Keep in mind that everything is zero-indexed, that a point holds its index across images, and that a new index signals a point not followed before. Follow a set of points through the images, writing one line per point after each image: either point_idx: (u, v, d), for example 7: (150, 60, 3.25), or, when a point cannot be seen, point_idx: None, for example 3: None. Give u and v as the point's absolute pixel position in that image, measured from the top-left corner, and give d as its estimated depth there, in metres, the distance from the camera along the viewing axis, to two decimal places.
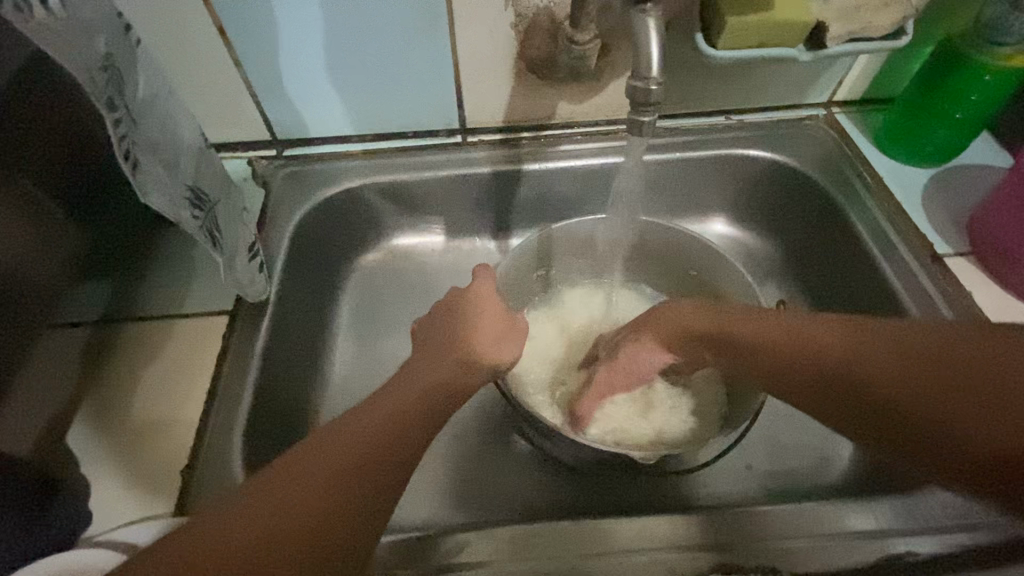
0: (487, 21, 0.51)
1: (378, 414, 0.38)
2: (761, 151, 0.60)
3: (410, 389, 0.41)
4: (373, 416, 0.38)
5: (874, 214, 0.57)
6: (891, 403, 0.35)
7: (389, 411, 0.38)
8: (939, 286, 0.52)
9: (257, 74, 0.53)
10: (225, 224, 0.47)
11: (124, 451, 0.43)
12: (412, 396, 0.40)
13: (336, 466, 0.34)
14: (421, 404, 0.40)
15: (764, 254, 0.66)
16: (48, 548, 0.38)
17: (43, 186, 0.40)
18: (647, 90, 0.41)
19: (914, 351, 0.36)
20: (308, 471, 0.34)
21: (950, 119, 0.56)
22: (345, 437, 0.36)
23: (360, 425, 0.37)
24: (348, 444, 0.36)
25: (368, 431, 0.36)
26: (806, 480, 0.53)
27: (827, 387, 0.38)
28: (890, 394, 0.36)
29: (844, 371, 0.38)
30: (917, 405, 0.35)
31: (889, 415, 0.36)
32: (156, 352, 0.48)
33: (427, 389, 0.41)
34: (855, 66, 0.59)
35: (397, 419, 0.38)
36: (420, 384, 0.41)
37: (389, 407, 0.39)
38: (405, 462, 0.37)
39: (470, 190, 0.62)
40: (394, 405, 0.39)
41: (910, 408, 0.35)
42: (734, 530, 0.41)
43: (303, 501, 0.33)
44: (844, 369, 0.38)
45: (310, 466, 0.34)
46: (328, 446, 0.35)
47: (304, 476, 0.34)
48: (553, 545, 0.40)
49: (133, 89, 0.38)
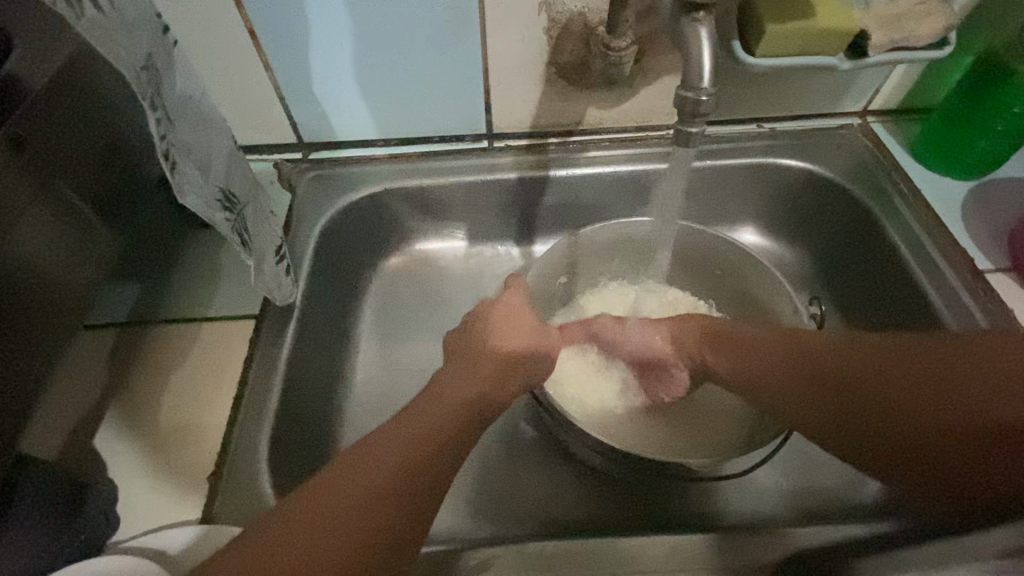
0: (522, 27, 0.50)
1: (378, 460, 0.35)
2: (794, 160, 0.59)
3: (411, 432, 0.37)
4: (373, 462, 0.35)
5: (911, 226, 0.55)
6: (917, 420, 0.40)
7: (383, 460, 0.35)
8: (981, 302, 0.50)
9: (286, 77, 0.53)
10: (254, 226, 0.47)
11: (150, 455, 0.43)
12: (406, 441, 0.36)
13: (332, 520, 0.32)
14: (455, 427, 0.38)
15: (794, 264, 0.64)
16: (81, 552, 0.37)
17: (76, 189, 0.40)
18: (698, 100, 0.40)
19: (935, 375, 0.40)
20: (304, 523, 0.32)
21: (992, 132, 0.54)
22: (337, 495, 0.33)
23: (350, 481, 0.34)
24: (345, 497, 0.33)
25: (368, 478, 0.34)
26: (838, 498, 0.52)
27: (854, 409, 0.41)
28: (916, 413, 0.40)
29: (872, 391, 0.41)
30: (939, 423, 0.39)
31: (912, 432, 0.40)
32: (182, 355, 0.48)
33: (432, 425, 0.38)
34: (891, 75, 0.58)
35: (392, 467, 0.35)
36: (428, 416, 0.38)
37: (388, 455, 0.35)
38: (422, 499, 0.35)
39: (496, 195, 0.61)
40: (395, 446, 0.36)
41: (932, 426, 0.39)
42: (770, 552, 0.40)
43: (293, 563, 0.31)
44: (872, 390, 0.41)
45: (300, 528, 0.32)
46: (318, 505, 0.33)
47: (350, 486, 0.33)
48: (585, 562, 0.40)
49: (171, 90, 0.38)
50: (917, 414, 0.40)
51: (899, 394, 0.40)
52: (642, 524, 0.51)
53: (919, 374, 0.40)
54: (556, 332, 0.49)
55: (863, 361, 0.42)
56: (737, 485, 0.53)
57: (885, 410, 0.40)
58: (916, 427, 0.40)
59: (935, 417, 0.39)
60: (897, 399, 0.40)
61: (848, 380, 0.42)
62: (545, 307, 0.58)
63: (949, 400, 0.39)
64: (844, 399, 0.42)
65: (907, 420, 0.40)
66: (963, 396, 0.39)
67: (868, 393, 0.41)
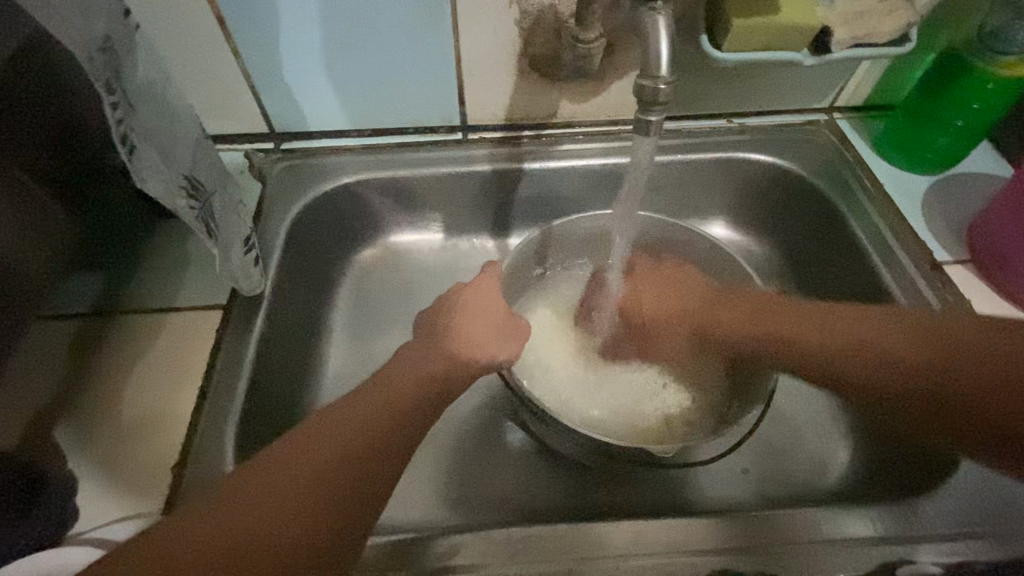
0: (493, 18, 0.50)
1: (321, 446, 0.35)
2: (762, 155, 0.60)
3: (363, 410, 0.37)
4: (325, 442, 0.35)
5: (873, 219, 0.57)
6: (929, 394, 0.39)
7: (326, 447, 0.35)
8: (938, 293, 0.52)
9: (257, 66, 0.53)
10: (222, 215, 0.46)
11: (110, 446, 0.42)
12: (362, 416, 0.37)
13: (276, 509, 0.32)
14: (403, 422, 0.38)
15: (762, 257, 0.66)
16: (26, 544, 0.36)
17: (27, 167, 0.38)
18: (656, 89, 0.40)
19: (949, 356, 0.39)
20: (239, 510, 0.32)
21: (951, 127, 0.56)
22: (282, 482, 0.33)
23: (293, 465, 0.34)
24: (276, 487, 0.33)
25: (318, 458, 0.34)
26: (803, 484, 0.53)
27: (870, 377, 0.41)
28: (924, 383, 0.39)
29: (885, 362, 0.41)
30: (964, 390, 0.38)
31: (927, 407, 0.39)
32: (147, 345, 0.47)
33: (386, 407, 0.38)
34: (857, 71, 0.59)
35: (328, 458, 0.34)
36: (380, 402, 0.38)
37: (338, 436, 0.35)
38: (363, 493, 0.34)
39: (470, 187, 0.62)
40: (319, 449, 0.34)
41: (942, 401, 0.38)
42: (743, 534, 0.40)
43: (242, 551, 0.30)
44: (888, 366, 0.40)
45: (216, 521, 0.31)
46: (257, 494, 0.32)
47: (293, 473, 0.33)
48: (552, 550, 0.40)
49: (131, 73, 0.38)
50: (930, 388, 0.39)
51: (912, 367, 0.40)
52: (616, 510, 0.51)
53: (934, 350, 0.39)
54: (527, 322, 0.50)
55: (878, 336, 0.42)
56: (706, 472, 0.54)
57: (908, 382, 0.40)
58: (927, 398, 0.39)
59: (961, 386, 0.38)
60: (918, 371, 0.39)
61: (863, 353, 0.42)
62: (519, 297, 0.58)
63: (968, 377, 0.38)
64: (856, 367, 0.42)
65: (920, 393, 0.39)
66: (983, 375, 0.38)
67: (883, 364, 0.41)
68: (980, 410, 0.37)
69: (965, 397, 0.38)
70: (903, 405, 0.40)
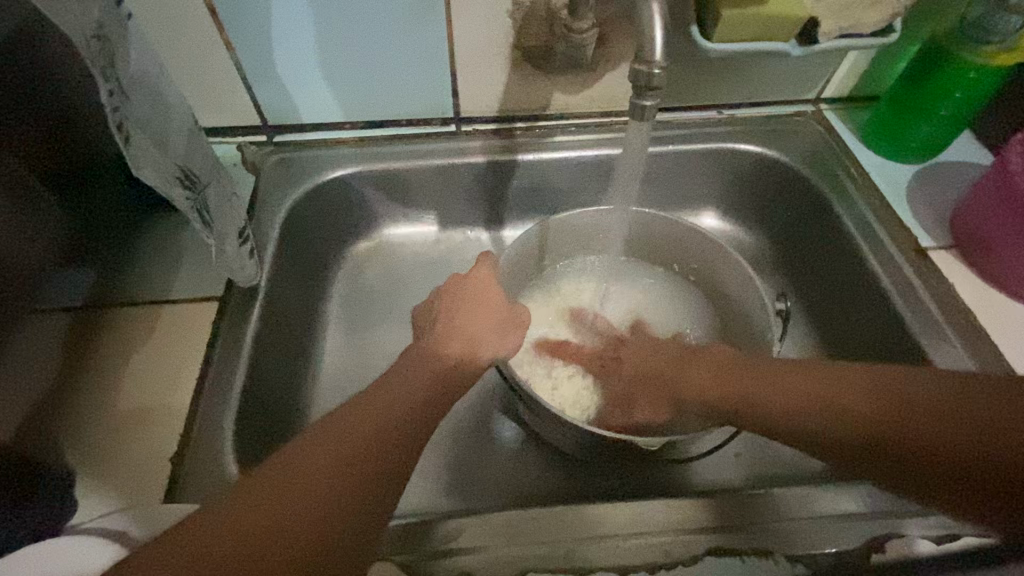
0: (486, 9, 0.51)
1: (346, 432, 0.36)
2: (752, 145, 0.61)
3: (382, 400, 0.39)
4: (349, 429, 0.36)
5: (861, 208, 0.58)
6: (931, 457, 0.34)
7: (350, 436, 0.35)
8: (923, 278, 0.53)
9: (249, 58, 0.53)
10: (217, 206, 0.46)
11: (109, 437, 0.42)
12: (379, 408, 0.38)
13: (301, 489, 0.32)
14: (420, 411, 0.39)
15: (752, 247, 0.67)
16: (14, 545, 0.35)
17: (24, 160, 0.38)
18: (650, 74, 0.41)
19: (950, 412, 0.34)
20: (247, 500, 0.32)
21: (935, 117, 0.57)
22: (308, 466, 0.33)
23: (321, 449, 0.34)
24: (299, 472, 0.33)
25: (345, 442, 0.35)
26: (795, 467, 0.54)
27: (858, 446, 0.37)
28: (904, 440, 0.35)
29: (864, 426, 0.36)
30: (943, 452, 0.34)
31: (927, 468, 0.34)
32: (144, 337, 0.47)
33: (396, 400, 0.39)
34: (843, 62, 0.60)
35: (359, 440, 0.35)
36: (388, 398, 0.39)
37: (362, 424, 0.36)
38: (385, 477, 0.35)
39: (464, 179, 0.62)
40: (341, 439, 0.35)
41: (943, 461, 0.34)
42: (741, 512, 0.41)
43: (264, 526, 0.31)
44: (872, 430, 0.36)
45: (231, 515, 0.31)
46: (279, 477, 0.33)
47: (322, 455, 0.34)
48: (552, 532, 0.40)
49: (126, 62, 0.38)
50: (928, 448, 0.34)
51: (891, 425, 0.35)
52: (608, 494, 0.52)
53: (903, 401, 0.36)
54: (528, 311, 0.51)
55: (866, 391, 0.37)
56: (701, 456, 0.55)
57: (887, 446, 0.35)
58: (914, 461, 0.35)
59: (939, 448, 0.34)
60: (891, 433, 0.35)
61: (838, 417, 0.37)
62: (518, 290, 0.58)
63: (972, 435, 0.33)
64: (841, 438, 0.37)
65: (901, 456, 0.35)
66: (968, 438, 0.33)
67: (863, 432, 0.36)
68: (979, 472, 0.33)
69: (945, 458, 0.34)
70: (889, 468, 0.36)
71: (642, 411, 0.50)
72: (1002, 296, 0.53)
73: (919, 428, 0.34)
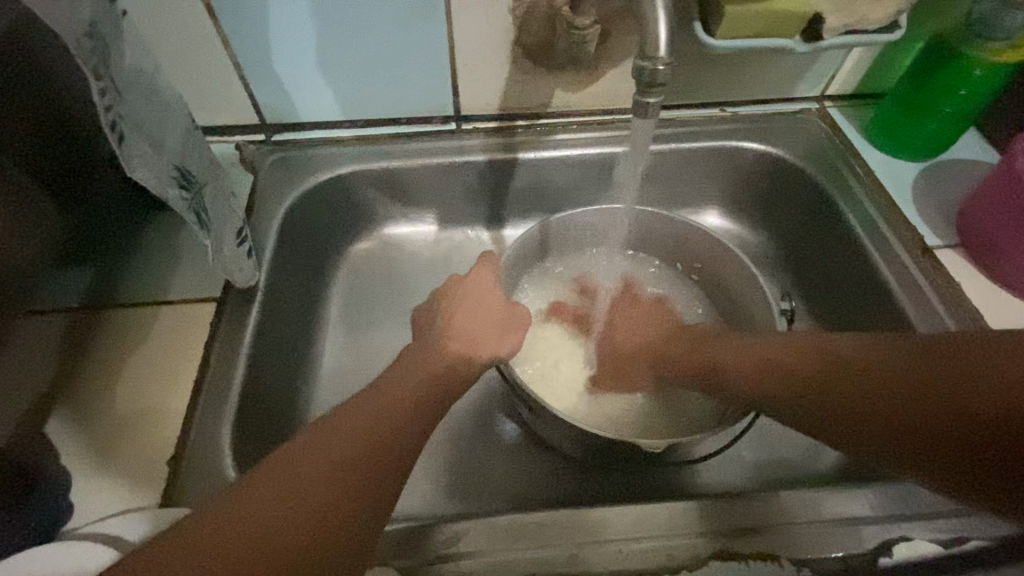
0: (486, 5, 0.50)
1: (343, 436, 0.35)
2: (755, 143, 0.61)
3: (381, 402, 0.38)
4: (346, 432, 0.35)
5: (865, 206, 0.57)
6: (908, 414, 0.35)
7: (347, 439, 0.35)
8: (929, 277, 0.53)
9: (247, 56, 0.52)
10: (213, 206, 0.46)
11: (105, 441, 0.42)
12: (378, 410, 0.37)
13: (298, 495, 0.32)
14: (419, 413, 0.38)
15: (755, 246, 0.67)
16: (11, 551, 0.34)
17: (17, 160, 0.37)
18: (654, 70, 0.40)
19: (924, 377, 0.35)
20: (243, 505, 0.31)
21: (940, 114, 0.57)
22: (305, 471, 0.33)
23: (318, 454, 0.34)
24: (295, 477, 0.32)
25: (342, 445, 0.34)
26: (799, 468, 0.54)
27: (838, 412, 0.38)
28: (879, 402, 0.36)
29: (843, 390, 0.38)
30: (913, 413, 0.35)
31: (906, 431, 0.35)
32: (141, 339, 0.46)
33: (395, 402, 0.38)
34: (847, 58, 0.60)
35: (357, 444, 0.35)
36: (387, 400, 0.38)
37: (360, 427, 0.36)
38: (383, 482, 0.34)
39: (464, 178, 0.61)
40: (337, 443, 0.34)
41: (933, 423, 0.34)
42: (745, 515, 0.41)
43: (260, 533, 0.30)
44: (849, 394, 0.38)
45: (227, 522, 0.30)
46: (275, 483, 0.32)
47: (319, 460, 0.33)
48: (555, 536, 0.40)
49: (119, 60, 0.37)
50: (916, 411, 0.35)
51: (869, 391, 0.37)
52: (609, 498, 0.52)
53: (881, 368, 0.37)
54: (529, 311, 0.50)
55: (842, 359, 0.39)
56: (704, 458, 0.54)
57: (863, 410, 0.37)
58: (888, 423, 0.36)
59: (908, 409, 0.35)
60: (869, 396, 0.37)
61: (817, 383, 0.40)
62: (519, 289, 0.58)
63: (958, 394, 0.34)
64: (823, 403, 0.39)
65: (875, 420, 0.36)
66: (935, 399, 0.34)
67: (840, 396, 0.38)
68: (949, 432, 0.33)
69: (914, 419, 0.35)
70: (867, 435, 0.37)
71: (634, 375, 0.54)
72: (1008, 295, 0.53)
73: (899, 386, 0.36)
